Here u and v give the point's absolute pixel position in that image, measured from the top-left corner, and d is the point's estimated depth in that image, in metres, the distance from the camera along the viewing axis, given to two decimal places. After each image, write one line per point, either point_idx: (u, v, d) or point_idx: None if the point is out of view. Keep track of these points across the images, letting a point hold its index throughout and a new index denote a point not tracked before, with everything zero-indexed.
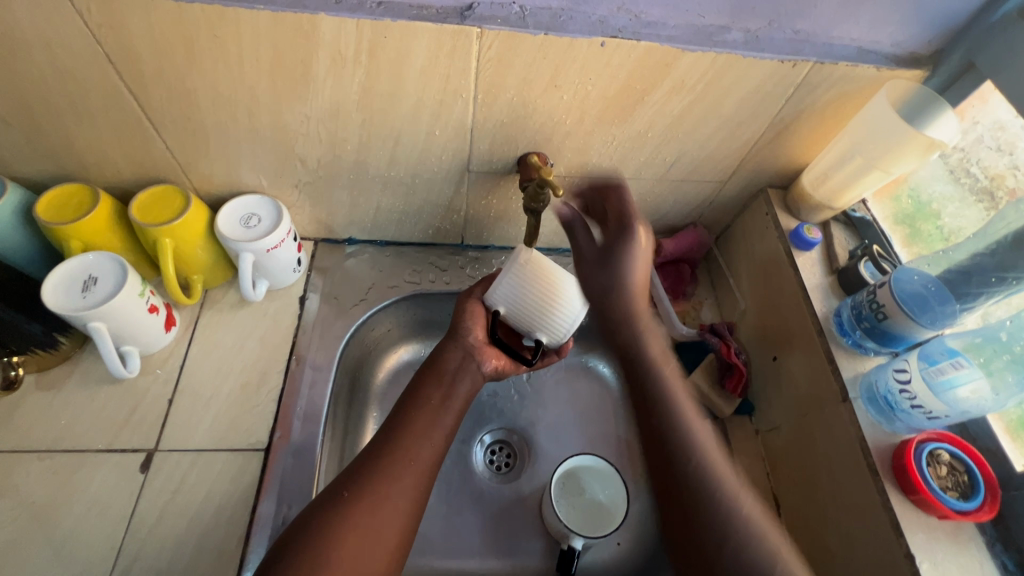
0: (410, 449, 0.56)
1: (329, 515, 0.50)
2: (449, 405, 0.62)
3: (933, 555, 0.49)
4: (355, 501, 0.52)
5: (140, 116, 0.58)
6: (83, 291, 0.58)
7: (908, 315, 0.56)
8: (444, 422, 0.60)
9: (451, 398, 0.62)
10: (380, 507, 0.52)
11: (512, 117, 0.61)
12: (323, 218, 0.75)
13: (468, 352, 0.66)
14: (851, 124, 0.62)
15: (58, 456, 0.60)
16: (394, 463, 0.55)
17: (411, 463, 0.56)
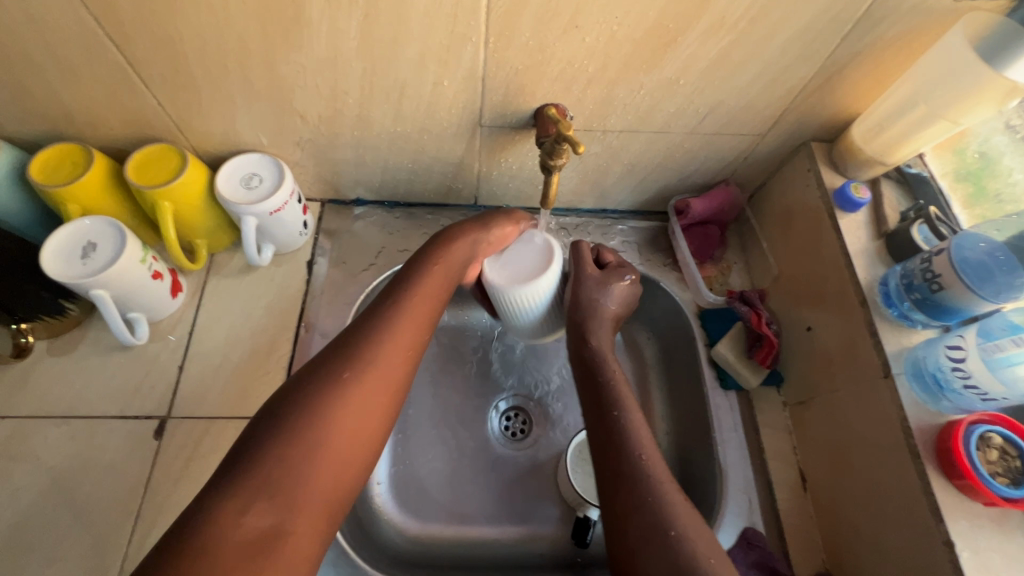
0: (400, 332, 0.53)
1: (312, 395, 0.46)
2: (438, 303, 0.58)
3: (974, 543, 0.46)
4: (323, 406, 0.46)
5: (126, 69, 0.53)
6: (83, 257, 0.56)
7: (969, 287, 0.50)
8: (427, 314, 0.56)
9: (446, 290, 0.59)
10: (365, 408, 0.48)
11: (528, 63, 0.54)
12: (329, 178, 0.71)
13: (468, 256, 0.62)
14: (914, 67, 0.55)
15: (74, 422, 0.60)
16: (387, 342, 0.51)
17: (401, 342, 0.52)
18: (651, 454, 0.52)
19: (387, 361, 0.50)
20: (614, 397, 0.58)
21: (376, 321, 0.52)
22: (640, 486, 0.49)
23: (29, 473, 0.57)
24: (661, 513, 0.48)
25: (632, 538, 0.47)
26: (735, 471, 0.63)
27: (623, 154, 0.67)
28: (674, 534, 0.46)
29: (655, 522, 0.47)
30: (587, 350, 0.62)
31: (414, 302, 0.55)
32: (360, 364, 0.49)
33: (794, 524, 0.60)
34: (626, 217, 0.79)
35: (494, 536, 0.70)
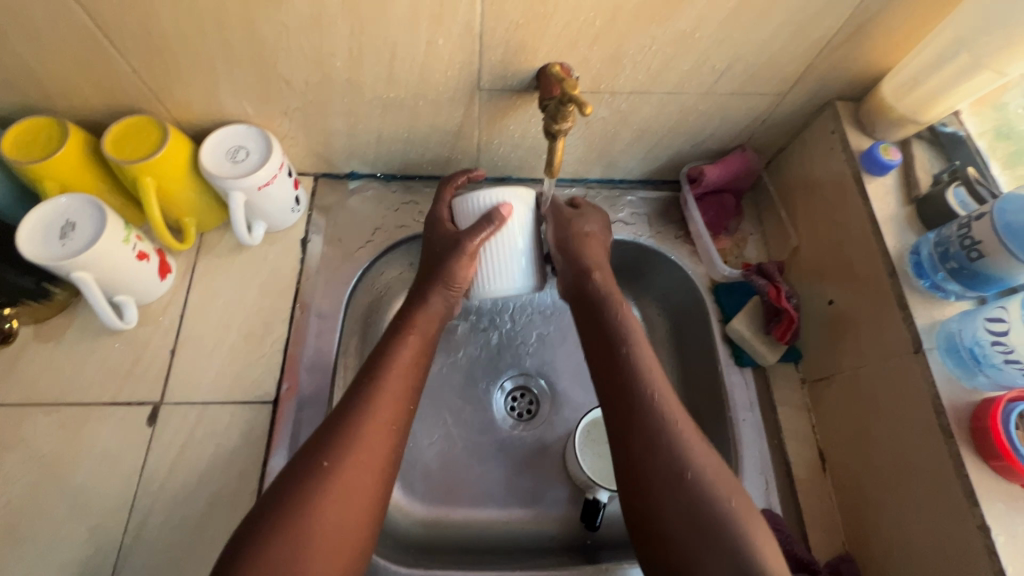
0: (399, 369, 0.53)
1: (305, 487, 0.44)
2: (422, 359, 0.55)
3: (1011, 527, 0.43)
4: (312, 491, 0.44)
5: (95, 32, 0.49)
6: (61, 238, 0.53)
7: (1013, 254, 0.46)
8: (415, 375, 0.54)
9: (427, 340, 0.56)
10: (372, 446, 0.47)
11: (529, 17, 0.50)
12: (321, 151, 0.67)
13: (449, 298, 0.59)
14: (957, 11, 0.49)
15: (64, 409, 0.58)
16: (375, 409, 0.49)
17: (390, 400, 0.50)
18: (662, 390, 0.50)
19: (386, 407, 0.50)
20: (620, 334, 0.55)
21: (379, 368, 0.52)
22: (655, 423, 0.48)
23: (20, 461, 0.55)
24: (674, 453, 0.47)
25: (655, 479, 0.46)
26: (751, 452, 0.60)
27: (632, 119, 0.63)
28: (691, 477, 0.45)
29: (672, 464, 0.46)
30: (589, 286, 0.59)
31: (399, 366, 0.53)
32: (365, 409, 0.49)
33: (813, 505, 0.58)
34: (635, 187, 0.75)
35: (502, 519, 0.68)
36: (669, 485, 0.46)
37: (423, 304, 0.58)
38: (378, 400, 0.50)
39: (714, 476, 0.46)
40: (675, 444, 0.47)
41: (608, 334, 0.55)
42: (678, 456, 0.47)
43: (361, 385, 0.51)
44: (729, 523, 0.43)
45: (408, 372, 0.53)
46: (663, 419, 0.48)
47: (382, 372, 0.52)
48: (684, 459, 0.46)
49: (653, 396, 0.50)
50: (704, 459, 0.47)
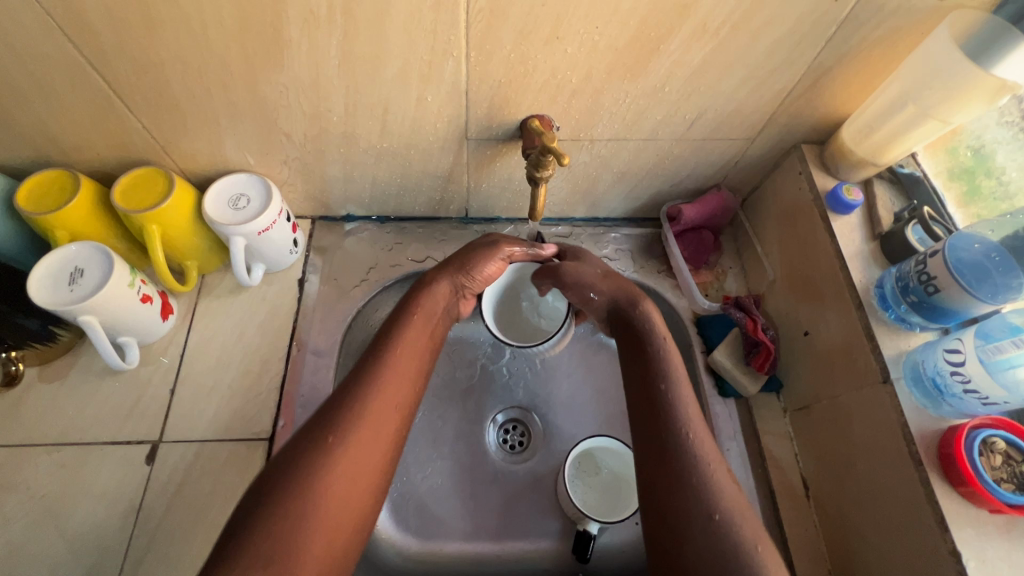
0: (396, 370, 0.51)
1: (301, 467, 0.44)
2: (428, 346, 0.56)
3: (981, 552, 0.45)
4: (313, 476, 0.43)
5: (109, 93, 0.53)
6: (70, 283, 0.56)
7: (965, 288, 0.49)
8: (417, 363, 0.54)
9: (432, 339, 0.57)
10: (356, 452, 0.46)
11: (511, 76, 0.54)
12: (318, 196, 0.71)
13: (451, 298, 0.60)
14: (902, 67, 0.54)
15: (65, 449, 0.59)
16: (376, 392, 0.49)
17: (395, 386, 0.50)
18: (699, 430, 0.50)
19: (378, 405, 0.49)
20: (664, 369, 0.54)
21: (377, 359, 0.52)
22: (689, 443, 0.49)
23: (20, 502, 0.56)
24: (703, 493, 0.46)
25: (676, 497, 0.47)
26: (735, 481, 0.62)
27: (612, 163, 0.67)
28: (718, 519, 0.45)
29: (698, 487, 0.46)
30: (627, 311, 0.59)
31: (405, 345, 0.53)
32: (350, 404, 0.48)
33: (797, 533, 0.59)
34: (619, 225, 0.79)
35: (495, 553, 0.69)
36: (693, 517, 0.45)
37: (428, 283, 0.59)
38: (371, 394, 0.49)
39: (728, 494, 0.47)
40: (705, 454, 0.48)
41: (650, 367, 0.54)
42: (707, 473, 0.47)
43: (360, 375, 0.50)
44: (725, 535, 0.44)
45: (408, 365, 0.53)
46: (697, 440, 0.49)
47: (378, 372, 0.51)
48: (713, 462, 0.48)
49: (685, 422, 0.50)
50: (744, 512, 0.46)
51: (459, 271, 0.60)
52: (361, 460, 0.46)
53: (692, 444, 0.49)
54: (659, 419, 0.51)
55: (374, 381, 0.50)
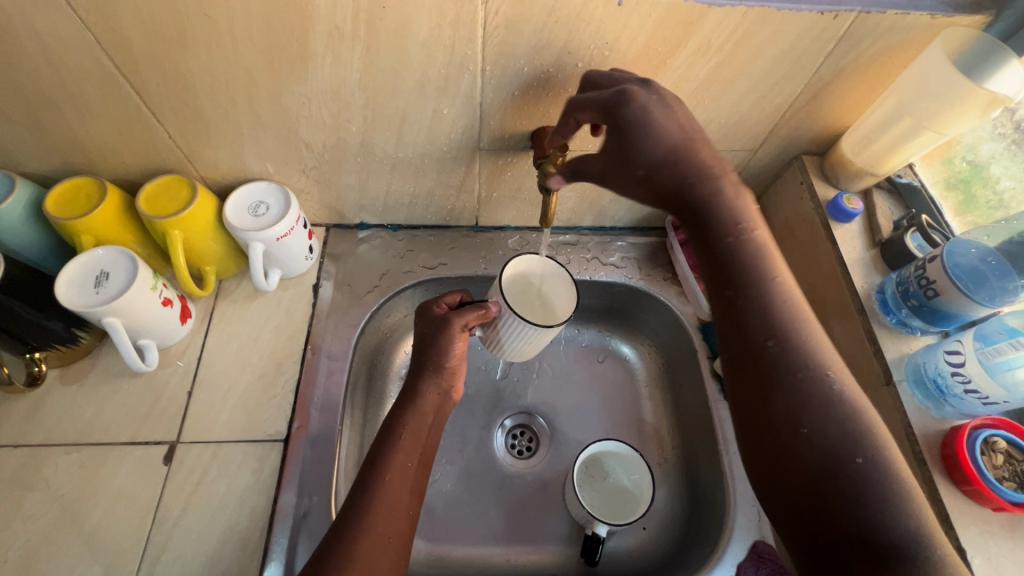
0: (391, 491, 0.52)
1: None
2: (426, 460, 0.57)
3: (986, 550, 0.46)
4: None
5: (139, 105, 0.56)
6: (95, 286, 0.58)
7: (963, 292, 0.51)
8: (417, 465, 0.55)
9: (427, 451, 0.57)
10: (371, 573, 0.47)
11: (523, 88, 0.57)
12: (334, 204, 0.73)
13: (442, 388, 0.60)
14: (898, 81, 0.56)
15: (85, 449, 0.60)
16: (379, 501, 0.51)
17: (398, 489, 0.53)
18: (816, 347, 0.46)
19: (387, 524, 0.50)
20: (755, 277, 0.48)
21: (370, 482, 0.52)
22: (786, 345, 0.46)
23: (39, 501, 0.57)
24: (831, 421, 0.44)
25: (773, 415, 0.45)
26: (742, 485, 0.63)
27: None
28: (862, 462, 0.42)
29: (790, 390, 0.45)
30: (700, 194, 0.49)
31: (402, 457, 0.55)
32: (354, 534, 0.49)
33: None
34: (624, 234, 0.81)
35: (504, 557, 0.69)
36: (780, 426, 0.45)
37: (414, 393, 0.59)
38: (371, 515, 0.50)
39: (860, 423, 0.43)
40: (790, 359, 0.46)
41: (731, 275, 0.49)
42: (793, 381, 0.45)
43: (355, 501, 0.51)
44: (871, 483, 0.41)
45: (408, 478, 0.54)
46: (795, 343, 0.46)
47: (381, 476, 0.53)
48: (810, 370, 0.45)
49: (771, 319, 0.47)
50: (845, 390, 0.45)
51: (436, 371, 0.60)
52: None
53: (785, 347, 0.46)
54: (738, 338, 0.47)
55: (368, 505, 0.51)
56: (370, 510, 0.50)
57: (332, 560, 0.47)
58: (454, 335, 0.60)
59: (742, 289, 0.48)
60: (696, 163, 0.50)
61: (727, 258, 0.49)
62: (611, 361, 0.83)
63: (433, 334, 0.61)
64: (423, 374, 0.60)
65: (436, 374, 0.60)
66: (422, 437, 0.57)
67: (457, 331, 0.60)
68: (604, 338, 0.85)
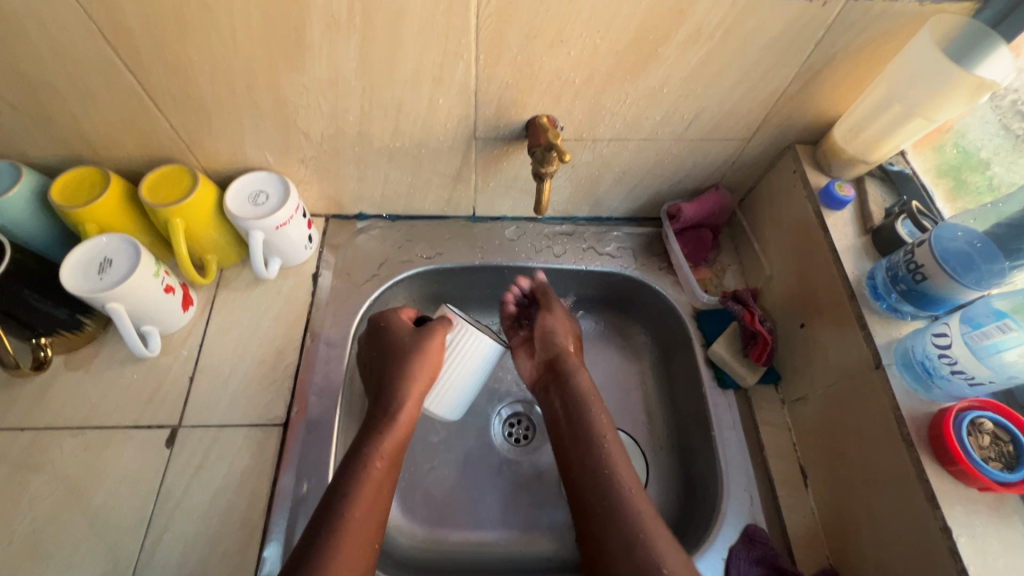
0: (361, 505, 0.55)
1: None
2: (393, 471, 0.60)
3: (971, 528, 0.46)
4: None
5: (141, 95, 0.57)
6: (99, 272, 0.59)
7: (951, 275, 0.52)
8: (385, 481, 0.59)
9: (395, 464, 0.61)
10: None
11: (517, 77, 0.57)
12: (333, 194, 0.74)
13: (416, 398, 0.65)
14: (887, 69, 0.57)
15: (89, 432, 0.62)
16: (352, 512, 0.54)
17: (367, 507, 0.56)
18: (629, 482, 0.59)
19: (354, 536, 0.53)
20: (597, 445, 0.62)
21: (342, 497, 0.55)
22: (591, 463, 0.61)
23: (45, 483, 0.59)
24: (639, 548, 0.54)
25: (589, 524, 0.58)
26: (734, 470, 0.64)
27: (613, 163, 0.70)
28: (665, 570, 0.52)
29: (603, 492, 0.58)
30: (559, 366, 0.70)
31: (374, 468, 0.58)
32: (327, 546, 0.51)
33: (796, 520, 0.61)
34: (620, 224, 0.82)
35: (500, 541, 0.70)
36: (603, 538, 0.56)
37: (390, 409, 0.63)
38: (344, 531, 0.53)
39: (660, 538, 0.54)
40: (607, 490, 0.59)
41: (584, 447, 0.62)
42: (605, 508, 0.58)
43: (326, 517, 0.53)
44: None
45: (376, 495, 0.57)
46: (600, 447, 0.62)
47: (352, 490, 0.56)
48: (610, 497, 0.58)
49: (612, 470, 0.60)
50: (654, 524, 0.56)
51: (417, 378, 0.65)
52: None
53: (587, 466, 0.61)
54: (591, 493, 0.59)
55: (341, 521, 0.53)
56: (342, 522, 0.53)
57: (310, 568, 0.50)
58: (432, 343, 0.67)
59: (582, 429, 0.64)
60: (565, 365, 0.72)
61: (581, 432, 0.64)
62: (608, 350, 0.82)
63: (406, 345, 0.66)
64: (400, 392, 0.64)
65: (405, 386, 0.64)
66: (399, 443, 0.62)
67: (437, 339, 0.67)
68: (601, 326, 0.84)
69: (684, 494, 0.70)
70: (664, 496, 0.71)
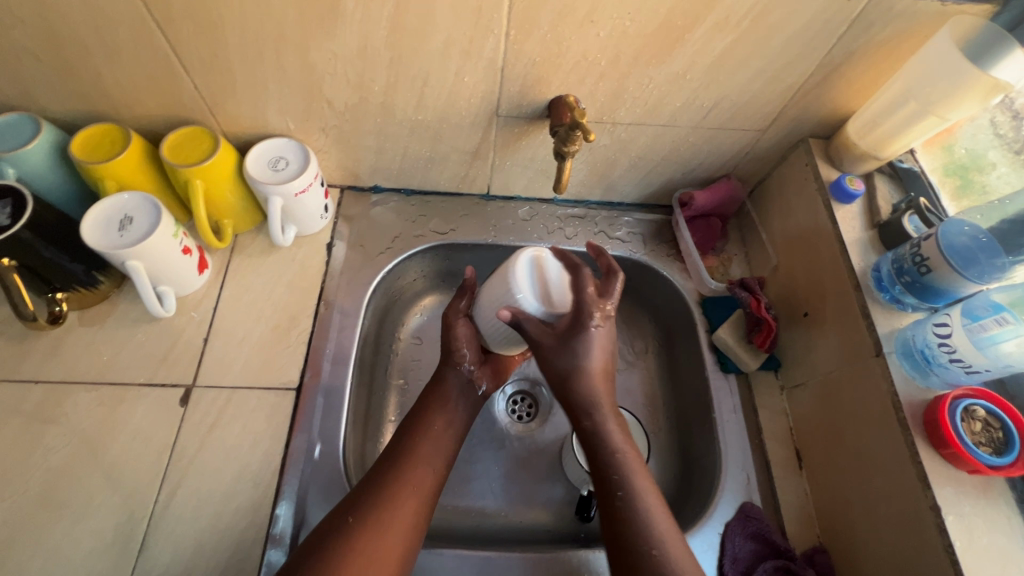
0: (421, 449, 0.58)
1: (338, 530, 0.51)
2: (450, 431, 0.61)
3: (960, 508, 0.49)
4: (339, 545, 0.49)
5: (168, 53, 0.57)
6: (120, 229, 0.59)
7: (954, 269, 0.54)
8: (443, 443, 0.60)
9: (452, 424, 0.62)
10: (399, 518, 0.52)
11: (545, 55, 0.58)
12: (350, 165, 0.75)
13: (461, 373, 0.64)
14: (905, 66, 0.58)
15: (104, 388, 0.62)
16: (411, 461, 0.57)
17: (425, 458, 0.58)
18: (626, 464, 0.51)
19: (414, 476, 0.56)
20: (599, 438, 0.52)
21: (393, 469, 0.56)
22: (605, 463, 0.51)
23: (59, 435, 0.59)
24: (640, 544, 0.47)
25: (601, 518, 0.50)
26: (734, 450, 0.66)
27: (630, 147, 0.71)
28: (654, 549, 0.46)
29: (611, 495, 0.49)
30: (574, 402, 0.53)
31: (430, 429, 0.60)
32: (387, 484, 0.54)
33: (790, 501, 0.64)
34: (631, 210, 0.83)
35: (502, 512, 0.72)
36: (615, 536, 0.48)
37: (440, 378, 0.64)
38: (405, 473, 0.56)
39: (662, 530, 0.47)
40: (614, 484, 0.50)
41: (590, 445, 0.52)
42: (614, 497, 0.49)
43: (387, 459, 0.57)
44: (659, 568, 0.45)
45: (435, 444, 0.59)
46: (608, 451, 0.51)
47: (415, 435, 0.59)
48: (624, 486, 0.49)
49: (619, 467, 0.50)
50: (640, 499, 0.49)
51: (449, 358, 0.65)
52: (399, 538, 0.52)
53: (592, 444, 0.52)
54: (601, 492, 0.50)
55: (386, 483, 0.54)
56: (403, 465, 0.56)
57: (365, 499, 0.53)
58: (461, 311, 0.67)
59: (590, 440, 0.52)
60: (588, 386, 0.53)
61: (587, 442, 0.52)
62: None
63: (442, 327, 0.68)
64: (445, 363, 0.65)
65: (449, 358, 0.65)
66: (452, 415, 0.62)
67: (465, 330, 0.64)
68: None
69: (682, 473, 0.72)
70: (663, 475, 0.73)
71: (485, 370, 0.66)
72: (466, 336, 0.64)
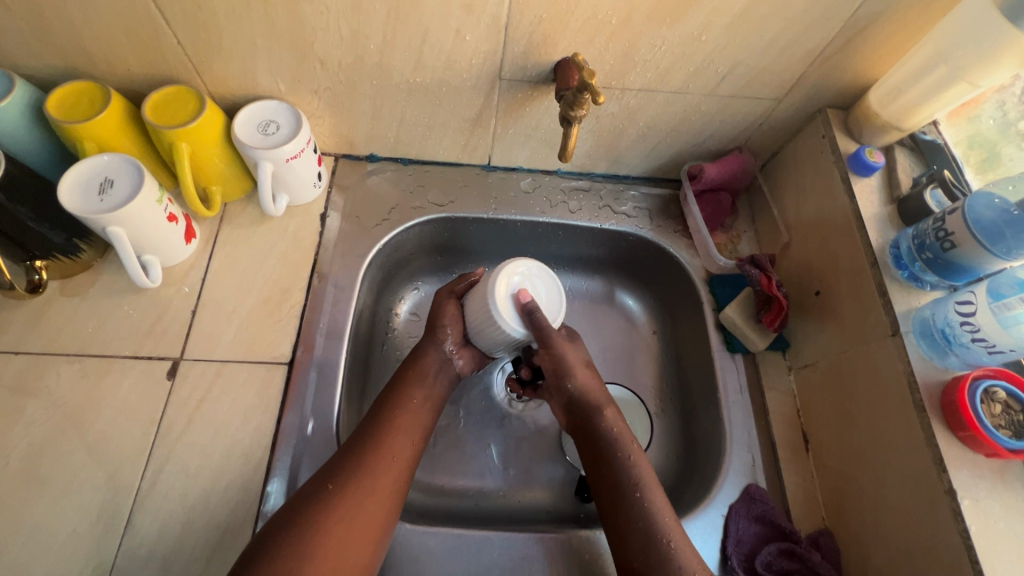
0: (400, 419, 0.57)
1: (315, 498, 0.50)
2: (428, 404, 0.60)
3: (975, 493, 0.47)
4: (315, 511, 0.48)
5: (147, 3, 0.53)
6: (100, 194, 0.56)
7: (980, 243, 0.51)
8: (421, 416, 0.59)
9: (430, 398, 0.60)
10: (376, 487, 0.51)
11: (553, 12, 0.54)
12: (345, 131, 0.71)
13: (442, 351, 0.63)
14: (935, 29, 0.55)
15: (87, 361, 0.60)
16: (391, 432, 0.55)
17: (404, 429, 0.56)
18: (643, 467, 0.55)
19: (393, 445, 0.54)
20: (614, 441, 0.57)
21: (373, 439, 0.54)
22: (619, 464, 0.55)
23: (41, 408, 0.57)
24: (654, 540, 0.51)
25: (617, 512, 0.53)
26: (739, 431, 0.64)
27: (639, 116, 0.68)
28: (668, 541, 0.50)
29: (630, 500, 0.53)
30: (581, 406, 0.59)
31: (410, 401, 0.59)
32: (364, 452, 0.53)
33: (796, 483, 0.62)
34: (637, 183, 0.80)
35: (500, 491, 0.71)
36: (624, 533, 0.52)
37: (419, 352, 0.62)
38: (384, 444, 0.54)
39: (675, 531, 0.51)
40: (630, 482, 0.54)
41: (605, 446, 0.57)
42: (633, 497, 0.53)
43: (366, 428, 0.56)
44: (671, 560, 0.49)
45: (414, 416, 0.58)
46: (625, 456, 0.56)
47: (396, 405, 0.58)
48: (641, 487, 0.54)
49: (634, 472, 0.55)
50: (658, 504, 0.53)
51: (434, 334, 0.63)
52: (376, 508, 0.51)
53: (606, 447, 0.56)
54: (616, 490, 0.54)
55: (363, 452, 0.53)
56: (382, 435, 0.55)
57: (342, 467, 0.52)
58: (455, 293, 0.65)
59: (602, 444, 0.57)
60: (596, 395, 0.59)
61: (602, 444, 0.57)
62: (613, 312, 0.82)
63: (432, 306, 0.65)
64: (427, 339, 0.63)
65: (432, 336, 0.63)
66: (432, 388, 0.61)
67: (451, 307, 0.63)
68: (608, 288, 0.83)
69: (685, 454, 0.70)
70: (665, 456, 0.72)
71: (468, 351, 0.64)
72: (454, 315, 0.63)
